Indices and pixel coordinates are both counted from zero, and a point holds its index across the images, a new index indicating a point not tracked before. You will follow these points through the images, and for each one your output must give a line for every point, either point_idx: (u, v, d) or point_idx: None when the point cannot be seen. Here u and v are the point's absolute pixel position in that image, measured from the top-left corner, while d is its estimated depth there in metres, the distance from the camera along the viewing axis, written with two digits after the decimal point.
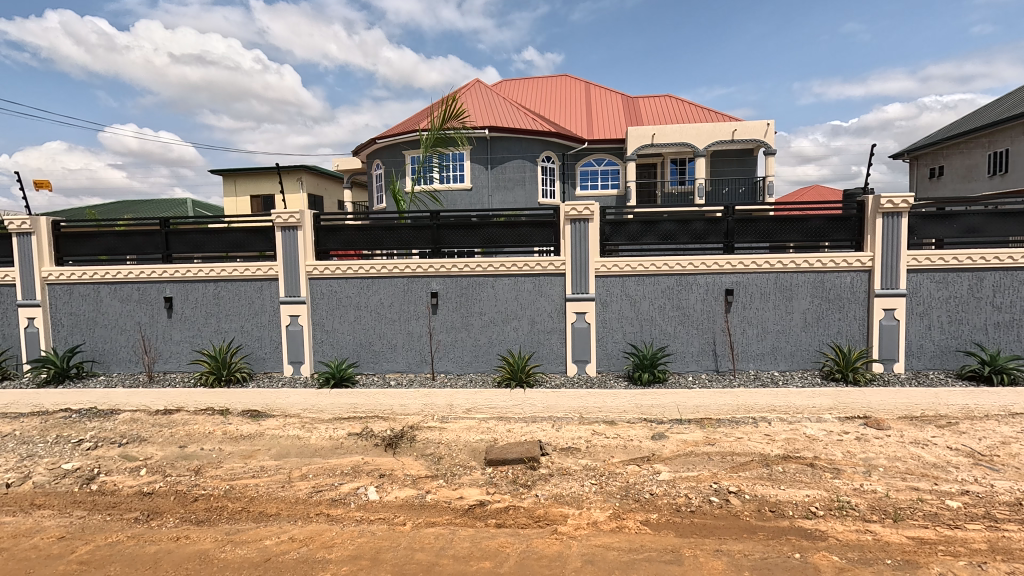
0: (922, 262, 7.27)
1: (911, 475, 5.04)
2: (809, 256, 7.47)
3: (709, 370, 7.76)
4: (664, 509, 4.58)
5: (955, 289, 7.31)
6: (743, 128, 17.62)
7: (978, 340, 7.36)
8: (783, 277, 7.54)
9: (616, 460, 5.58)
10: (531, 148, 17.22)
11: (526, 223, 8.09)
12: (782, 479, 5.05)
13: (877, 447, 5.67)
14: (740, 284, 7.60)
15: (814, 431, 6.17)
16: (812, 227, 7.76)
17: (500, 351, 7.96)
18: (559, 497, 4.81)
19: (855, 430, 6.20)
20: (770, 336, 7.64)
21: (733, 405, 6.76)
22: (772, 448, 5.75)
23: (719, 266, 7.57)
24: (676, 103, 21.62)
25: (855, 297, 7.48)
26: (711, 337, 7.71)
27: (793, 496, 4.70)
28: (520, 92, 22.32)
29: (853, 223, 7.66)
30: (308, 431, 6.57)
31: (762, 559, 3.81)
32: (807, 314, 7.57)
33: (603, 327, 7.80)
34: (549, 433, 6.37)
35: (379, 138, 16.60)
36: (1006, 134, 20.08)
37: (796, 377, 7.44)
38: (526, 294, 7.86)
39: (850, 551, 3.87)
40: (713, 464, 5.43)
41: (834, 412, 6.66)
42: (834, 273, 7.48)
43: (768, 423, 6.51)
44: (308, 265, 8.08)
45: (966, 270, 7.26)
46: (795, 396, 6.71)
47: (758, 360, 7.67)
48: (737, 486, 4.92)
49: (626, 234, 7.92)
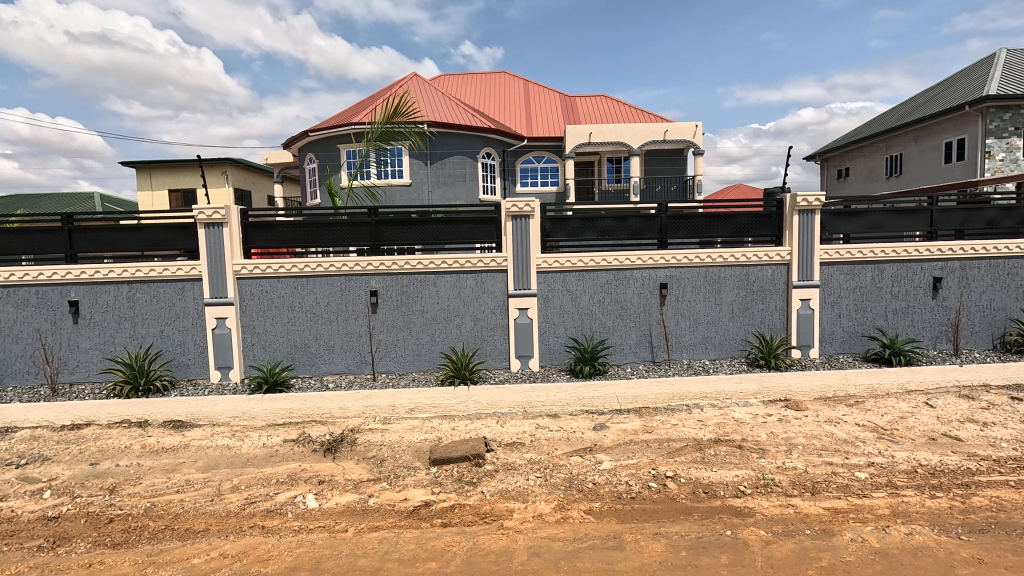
0: (832, 255, 7.91)
1: (825, 451, 5.50)
2: (736, 251, 7.93)
3: (646, 360, 8.06)
4: (606, 497, 4.72)
5: (860, 280, 8.01)
6: (675, 129, 18.47)
7: (880, 325, 8.10)
8: (712, 271, 7.97)
9: (560, 453, 5.69)
10: (472, 144, 17.13)
11: (468, 219, 8.02)
12: (714, 461, 5.36)
13: (796, 427, 6.14)
14: (674, 278, 7.94)
15: (742, 415, 6.58)
16: (739, 223, 8.22)
17: (444, 348, 7.88)
18: (505, 492, 4.84)
19: (777, 412, 6.67)
20: (702, 326, 8.05)
21: (668, 393, 7.07)
22: (705, 432, 6.07)
23: (654, 261, 7.88)
24: (611, 102, 22.26)
25: (776, 288, 8.04)
26: (648, 328, 8.01)
27: (723, 477, 4.99)
28: (458, 88, 22.11)
29: (774, 219, 8.19)
30: (239, 440, 6.20)
31: (697, 538, 4.02)
32: (734, 305, 8.04)
33: (545, 322, 7.91)
34: (494, 429, 6.38)
35: (311, 130, 15.86)
36: (900, 140, 22.29)
37: (725, 364, 7.89)
38: (468, 290, 7.81)
39: (775, 525, 4.17)
40: (651, 451, 5.66)
41: (759, 396, 7.14)
42: (757, 266, 7.99)
43: (700, 409, 6.86)
44: (235, 264, 7.59)
45: (870, 262, 7.98)
46: (725, 383, 7.12)
47: (691, 349, 8.07)
48: (673, 471, 5.16)
49: (566, 230, 8.05)
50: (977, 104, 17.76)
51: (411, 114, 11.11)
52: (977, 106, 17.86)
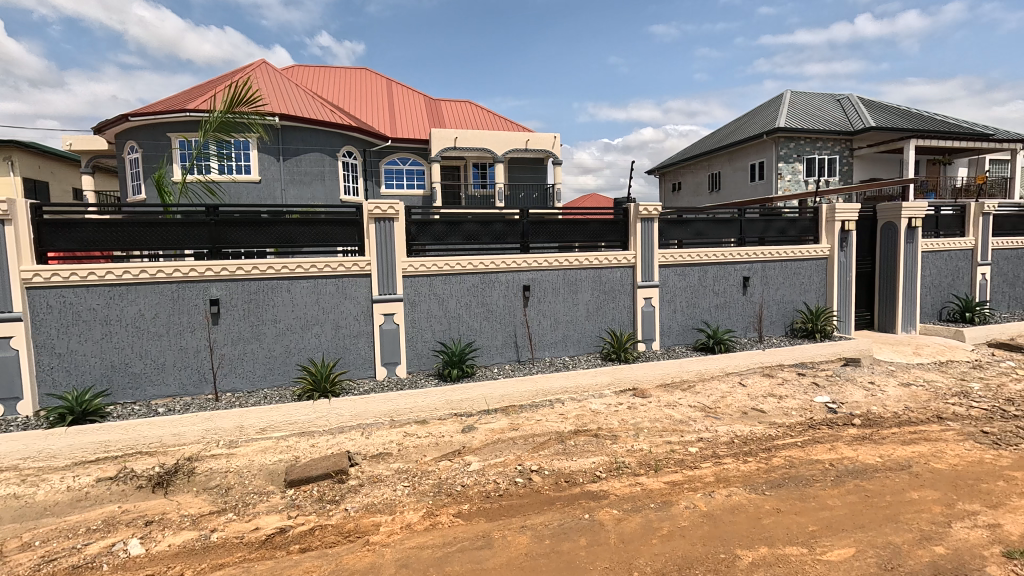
0: (668, 259, 9.00)
1: (665, 432, 6.22)
2: (590, 254, 8.59)
3: (511, 360, 8.34)
4: (475, 498, 4.78)
5: (690, 280, 9.22)
6: (535, 139, 19.46)
7: (705, 318, 9.40)
8: (570, 273, 8.54)
9: (428, 459, 5.62)
10: (331, 142, 16.21)
11: (326, 221, 7.54)
12: (574, 451, 5.73)
13: (642, 412, 6.85)
14: (535, 281, 8.35)
15: (598, 406, 7.14)
16: (592, 229, 8.92)
17: (301, 360, 7.30)
18: (371, 506, 4.64)
19: (627, 400, 7.37)
20: (561, 325, 8.57)
21: (532, 390, 7.41)
22: (566, 425, 6.47)
23: (517, 265, 8.20)
24: (475, 109, 22.69)
25: (623, 288, 8.88)
26: (513, 329, 8.30)
27: (582, 465, 5.37)
28: (315, 81, 20.72)
29: (620, 226, 9.05)
30: (33, 487, 5.06)
31: (559, 525, 4.27)
32: (589, 305, 8.70)
33: (412, 326, 7.76)
34: (359, 442, 6.08)
35: (130, 115, 13.58)
36: (719, 160, 26.13)
37: (582, 360, 8.50)
38: (328, 297, 7.35)
39: (626, 503, 4.60)
40: (517, 447, 5.87)
41: (612, 387, 7.82)
42: (608, 268, 8.75)
43: (561, 403, 7.29)
44: (22, 271, 6.18)
45: (697, 264, 9.22)
46: (583, 376, 7.67)
47: (553, 347, 8.55)
48: (537, 464, 5.41)
49: (432, 234, 8.01)
50: (772, 134, 21.55)
51: (258, 105, 10.12)
52: (772, 136, 21.68)
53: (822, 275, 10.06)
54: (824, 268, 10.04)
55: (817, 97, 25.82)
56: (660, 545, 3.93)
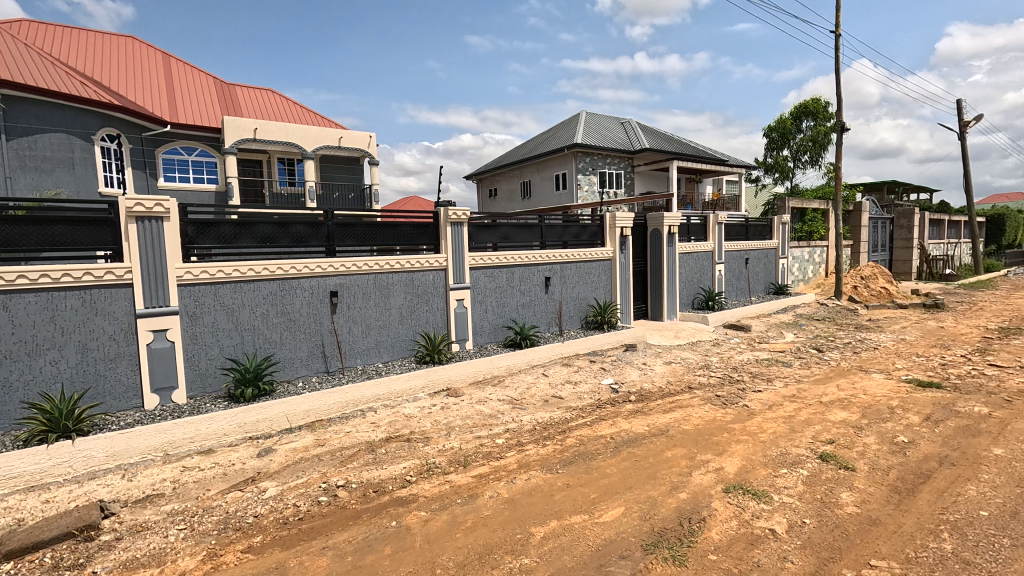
0: (478, 261, 9.44)
1: (475, 427, 6.50)
2: (401, 258, 8.51)
3: (319, 372, 7.80)
4: (270, 527, 4.35)
5: (498, 281, 9.78)
6: (348, 137, 18.60)
7: (513, 317, 10.06)
8: (380, 277, 8.35)
9: (214, 492, 4.94)
10: (83, 122, 13.41)
11: (64, 220, 6.08)
12: (385, 459, 5.62)
13: (454, 411, 7.05)
14: (343, 286, 7.96)
15: (411, 410, 7.11)
16: (403, 232, 8.82)
17: (29, 396, 5.77)
18: (131, 562, 3.88)
19: (440, 401, 7.49)
20: (373, 331, 8.32)
21: (341, 402, 7.04)
22: (377, 433, 6.31)
23: (322, 269, 7.70)
24: (279, 99, 20.67)
25: (436, 291, 9.00)
26: (319, 339, 7.78)
27: (391, 472, 5.29)
28: (56, 43, 16.58)
29: (431, 230, 9.13)
30: None
31: (363, 538, 4.14)
32: (402, 309, 8.61)
33: (193, 343, 6.72)
34: (118, 486, 5.04)
35: None
36: (529, 170, 28.28)
37: (396, 365, 8.36)
38: (69, 314, 5.93)
39: (433, 503, 4.67)
40: (322, 464, 5.51)
41: (426, 389, 7.86)
42: (420, 271, 8.78)
43: (374, 411, 7.08)
44: None
45: (504, 266, 9.82)
46: (396, 382, 7.57)
47: (364, 355, 8.25)
48: (344, 478, 5.16)
49: (216, 236, 7.06)
50: (572, 148, 24.17)
51: None
52: (572, 150, 24.31)
53: (607, 274, 11.60)
54: (609, 268, 11.61)
55: (605, 119, 29.74)
56: (464, 538, 4.09)
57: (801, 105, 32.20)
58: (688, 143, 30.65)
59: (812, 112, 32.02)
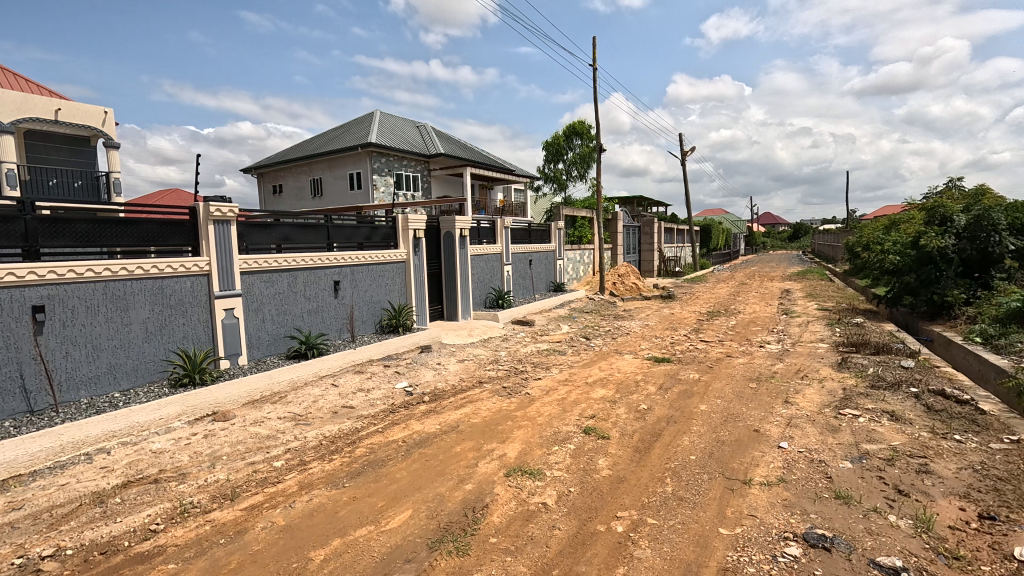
0: (250, 265, 8.15)
1: (248, 452, 5.57)
2: (145, 262, 6.86)
3: (14, 415, 5.80)
4: None
5: (278, 287, 8.62)
6: (71, 109, 14.84)
7: (298, 325, 8.99)
8: (114, 285, 6.60)
9: None
10: None
11: None
12: (120, 510, 4.50)
13: (222, 438, 5.96)
14: (52, 298, 6.03)
15: (162, 444, 5.85)
16: (147, 231, 7.08)
17: None
18: None
19: (204, 429, 6.27)
20: (104, 354, 6.55)
21: (54, 447, 5.44)
22: (109, 480, 5.03)
23: (15, 277, 5.72)
24: None
25: (197, 301, 7.53)
26: (14, 370, 5.80)
27: (129, 524, 4.25)
28: None
29: (188, 228, 7.57)
30: None
31: None
32: (147, 324, 6.96)
33: None
34: None
35: None
36: (319, 166, 26.26)
37: (140, 393, 6.71)
38: None
39: (185, 552, 3.82)
40: (20, 534, 4.17)
41: (183, 417, 6.55)
42: (173, 278, 7.23)
43: (106, 453, 5.60)
44: None
45: (285, 270, 8.71)
46: (137, 413, 6.15)
47: (91, 385, 6.44)
48: (54, 546, 3.97)
49: None
50: (366, 148, 23.35)
51: None
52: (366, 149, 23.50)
53: (402, 276, 11.27)
54: (404, 270, 11.30)
55: (400, 121, 29.50)
56: None
57: (571, 126, 36.94)
58: (480, 151, 32.42)
59: (579, 133, 37.01)
